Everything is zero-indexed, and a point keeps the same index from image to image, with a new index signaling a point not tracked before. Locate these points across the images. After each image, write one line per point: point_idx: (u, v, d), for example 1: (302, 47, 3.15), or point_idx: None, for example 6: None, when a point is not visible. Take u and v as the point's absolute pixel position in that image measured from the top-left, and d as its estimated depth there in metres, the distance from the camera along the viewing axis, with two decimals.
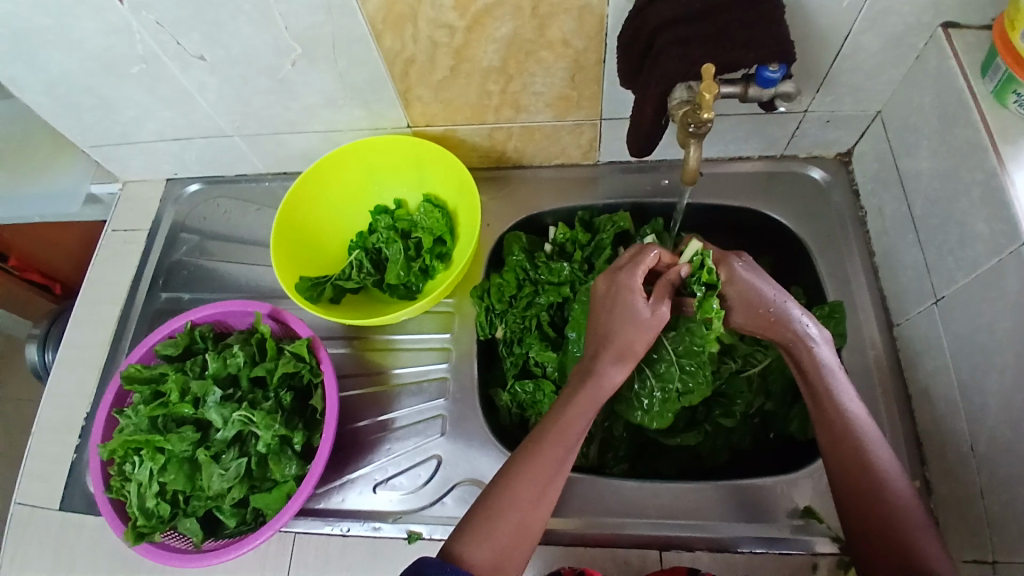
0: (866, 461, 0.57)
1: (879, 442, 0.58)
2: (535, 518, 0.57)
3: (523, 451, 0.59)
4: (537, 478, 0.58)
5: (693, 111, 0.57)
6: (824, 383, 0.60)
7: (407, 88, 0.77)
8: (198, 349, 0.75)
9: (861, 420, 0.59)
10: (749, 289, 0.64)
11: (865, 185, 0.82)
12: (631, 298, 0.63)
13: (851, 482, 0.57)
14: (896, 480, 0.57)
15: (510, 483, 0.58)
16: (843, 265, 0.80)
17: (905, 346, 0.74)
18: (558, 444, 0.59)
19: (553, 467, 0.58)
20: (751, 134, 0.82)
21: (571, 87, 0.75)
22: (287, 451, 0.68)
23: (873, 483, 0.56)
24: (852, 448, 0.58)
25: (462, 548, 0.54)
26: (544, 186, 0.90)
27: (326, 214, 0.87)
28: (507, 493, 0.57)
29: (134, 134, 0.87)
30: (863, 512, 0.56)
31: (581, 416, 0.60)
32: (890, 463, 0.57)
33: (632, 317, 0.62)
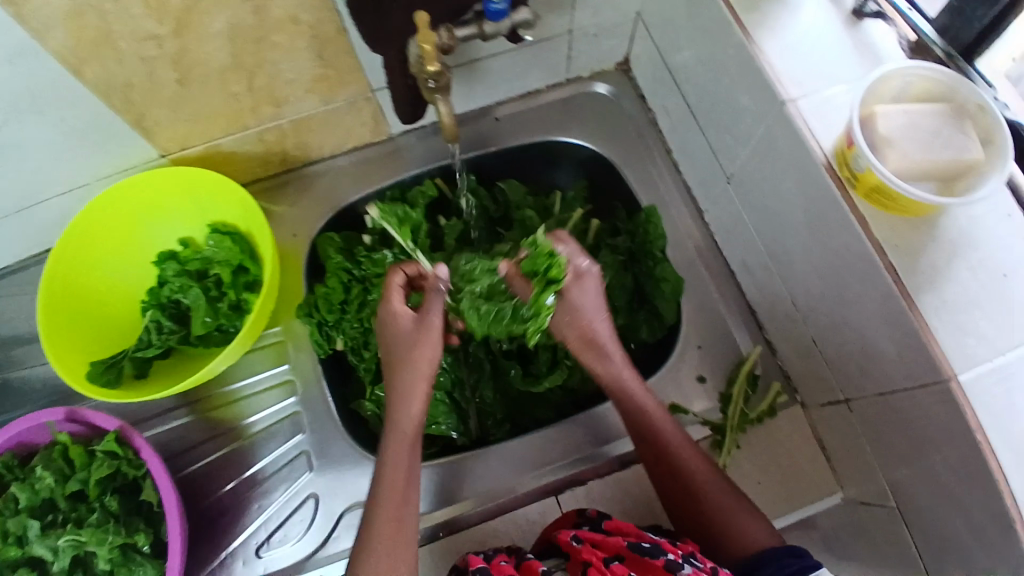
0: (668, 457, 0.64)
1: (665, 419, 0.65)
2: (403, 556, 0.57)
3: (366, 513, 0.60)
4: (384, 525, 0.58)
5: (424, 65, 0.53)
6: (654, 428, 0.65)
7: (140, 116, 0.66)
8: (8, 482, 0.64)
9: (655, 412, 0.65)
10: (578, 305, 0.66)
11: (648, 88, 0.83)
12: (399, 321, 0.64)
13: (665, 481, 0.64)
14: (703, 473, 0.63)
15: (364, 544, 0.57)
16: (649, 169, 0.82)
17: (717, 229, 0.77)
18: (397, 492, 0.60)
19: (399, 507, 0.59)
20: (530, 66, 0.80)
21: (325, 65, 0.68)
22: (136, 558, 0.60)
23: (673, 467, 0.64)
24: (656, 448, 0.65)
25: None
26: (344, 175, 0.84)
27: (103, 282, 0.76)
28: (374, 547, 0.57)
29: None
30: (680, 503, 0.63)
31: (404, 457, 0.62)
32: (682, 443, 0.65)
33: (404, 337, 0.64)
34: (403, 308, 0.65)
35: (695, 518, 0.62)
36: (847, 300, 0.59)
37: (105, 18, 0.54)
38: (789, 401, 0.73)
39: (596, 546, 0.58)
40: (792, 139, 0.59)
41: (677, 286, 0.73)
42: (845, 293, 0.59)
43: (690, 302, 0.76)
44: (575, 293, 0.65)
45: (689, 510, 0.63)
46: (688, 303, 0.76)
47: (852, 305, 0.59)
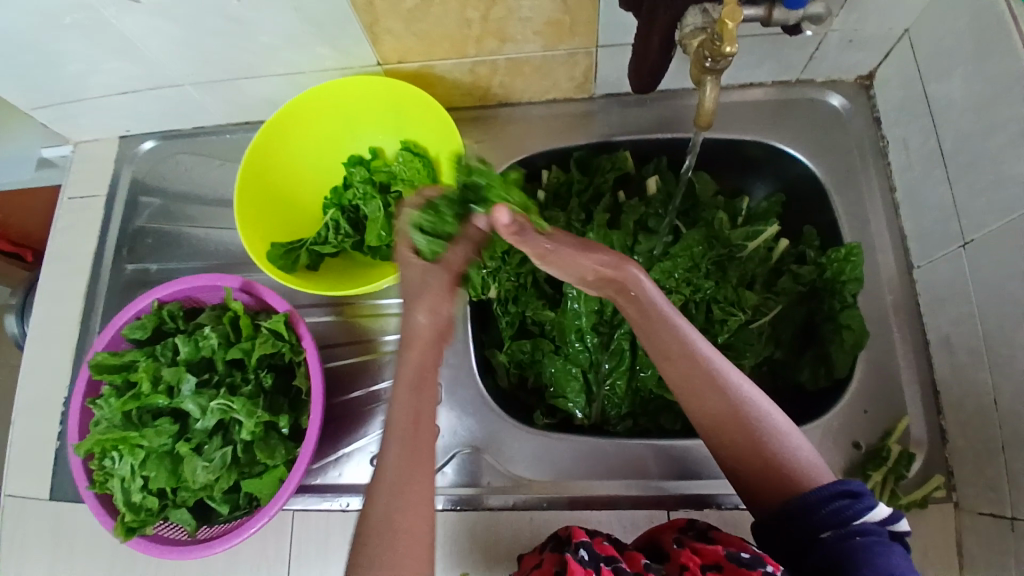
0: (743, 415, 0.51)
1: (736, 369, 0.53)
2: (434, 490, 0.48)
3: (401, 446, 0.48)
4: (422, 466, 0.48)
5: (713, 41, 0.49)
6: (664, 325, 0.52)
7: (374, 21, 0.66)
8: (170, 329, 0.69)
9: (723, 364, 0.52)
10: (649, 300, 0.52)
11: (888, 113, 0.74)
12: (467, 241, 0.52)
13: (732, 444, 0.51)
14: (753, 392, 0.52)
15: (398, 477, 0.47)
16: (862, 203, 0.74)
17: (926, 291, 0.69)
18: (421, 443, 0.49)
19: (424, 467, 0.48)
20: (766, 58, 0.73)
21: (563, 12, 0.65)
22: (274, 435, 0.64)
23: (737, 424, 0.51)
24: (722, 405, 0.51)
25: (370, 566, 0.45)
26: (535, 124, 0.82)
27: (294, 170, 0.79)
28: (399, 481, 0.47)
29: (81, 92, 0.78)
30: (741, 463, 0.51)
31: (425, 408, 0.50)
32: (757, 396, 0.52)
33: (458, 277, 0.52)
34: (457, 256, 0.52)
35: (767, 483, 0.50)
36: None
37: None
38: (942, 497, 0.66)
39: (695, 553, 0.53)
40: None
41: (860, 339, 0.67)
42: None
43: (866, 357, 0.70)
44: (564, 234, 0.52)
45: (761, 475, 0.50)
46: (863, 359, 0.70)
47: None
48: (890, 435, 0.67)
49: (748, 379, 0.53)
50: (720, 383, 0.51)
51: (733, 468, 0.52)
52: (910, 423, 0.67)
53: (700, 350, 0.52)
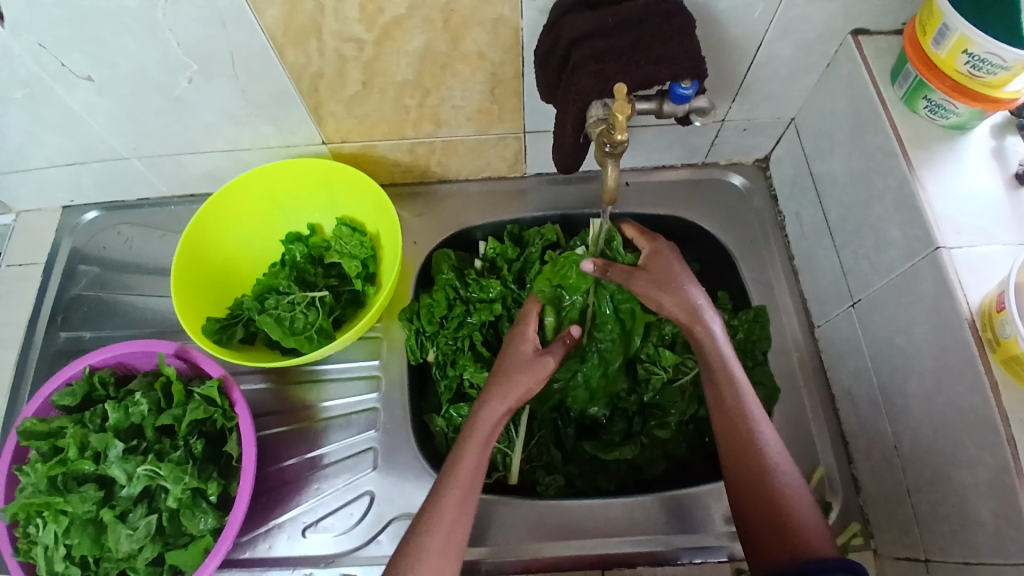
0: (774, 484, 0.57)
1: (784, 457, 0.59)
2: (450, 558, 0.58)
3: (432, 496, 0.60)
4: (444, 520, 0.58)
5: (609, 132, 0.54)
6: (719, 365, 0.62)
7: (317, 104, 0.72)
8: (101, 397, 0.68)
9: (771, 448, 0.59)
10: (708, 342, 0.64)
11: (783, 190, 0.83)
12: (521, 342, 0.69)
13: (750, 498, 0.57)
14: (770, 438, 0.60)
15: (427, 522, 0.58)
16: (766, 270, 0.81)
17: (828, 348, 0.75)
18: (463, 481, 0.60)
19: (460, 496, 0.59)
20: (676, 142, 0.81)
21: (491, 100, 0.72)
22: (202, 504, 0.62)
23: (765, 487, 0.57)
24: (755, 470, 0.58)
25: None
26: (472, 200, 0.87)
27: (232, 248, 0.81)
28: (421, 536, 0.57)
29: (21, 161, 0.80)
30: (755, 525, 0.56)
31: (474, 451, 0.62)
32: (795, 483, 0.57)
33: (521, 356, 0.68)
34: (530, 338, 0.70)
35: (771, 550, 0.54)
36: (957, 463, 0.57)
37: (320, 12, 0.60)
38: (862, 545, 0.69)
39: None
40: (937, 288, 0.57)
41: (770, 395, 0.73)
42: (957, 454, 0.56)
43: (782, 412, 0.75)
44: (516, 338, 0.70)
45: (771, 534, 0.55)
46: (779, 410, 0.75)
47: (961, 465, 0.56)
48: (808, 485, 0.71)
49: (794, 472, 0.58)
50: (762, 457, 0.58)
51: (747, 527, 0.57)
52: (823, 472, 0.72)
53: (750, 426, 0.60)
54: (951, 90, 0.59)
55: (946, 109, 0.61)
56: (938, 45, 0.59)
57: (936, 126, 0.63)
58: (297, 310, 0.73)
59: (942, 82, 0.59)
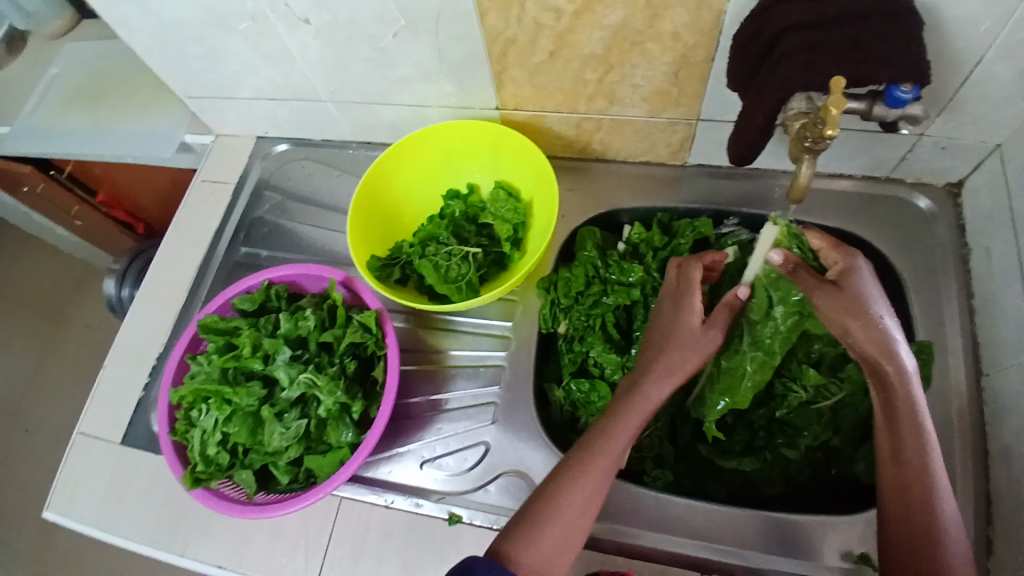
0: (944, 563, 0.51)
1: (960, 533, 0.53)
2: (581, 526, 0.59)
3: (572, 463, 0.61)
4: (587, 486, 0.60)
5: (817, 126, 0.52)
6: (906, 406, 0.55)
7: (502, 70, 0.75)
8: (272, 308, 0.76)
9: (950, 522, 0.53)
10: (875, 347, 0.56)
11: (974, 221, 0.75)
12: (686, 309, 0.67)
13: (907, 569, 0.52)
14: (946, 497, 0.54)
15: (561, 489, 0.60)
16: (939, 305, 0.75)
17: (993, 400, 0.68)
18: (600, 459, 0.61)
19: (596, 481, 0.60)
20: (858, 152, 0.76)
21: (672, 83, 0.71)
22: (346, 418, 0.68)
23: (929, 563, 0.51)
24: (918, 542, 0.52)
25: (510, 550, 0.57)
26: (625, 181, 0.87)
27: (400, 194, 0.87)
28: (558, 501, 0.59)
29: (233, 88, 0.90)
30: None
31: (628, 428, 0.62)
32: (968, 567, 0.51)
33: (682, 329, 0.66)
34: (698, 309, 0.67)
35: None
36: None
37: None
38: None
39: None
40: None
41: None
42: None
43: None
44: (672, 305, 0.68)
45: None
46: None
47: None
48: None
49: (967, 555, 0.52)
50: (931, 529, 0.52)
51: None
52: None
53: (930, 491, 0.54)
54: None
55: None
56: None
57: None
58: (451, 261, 0.78)
59: None
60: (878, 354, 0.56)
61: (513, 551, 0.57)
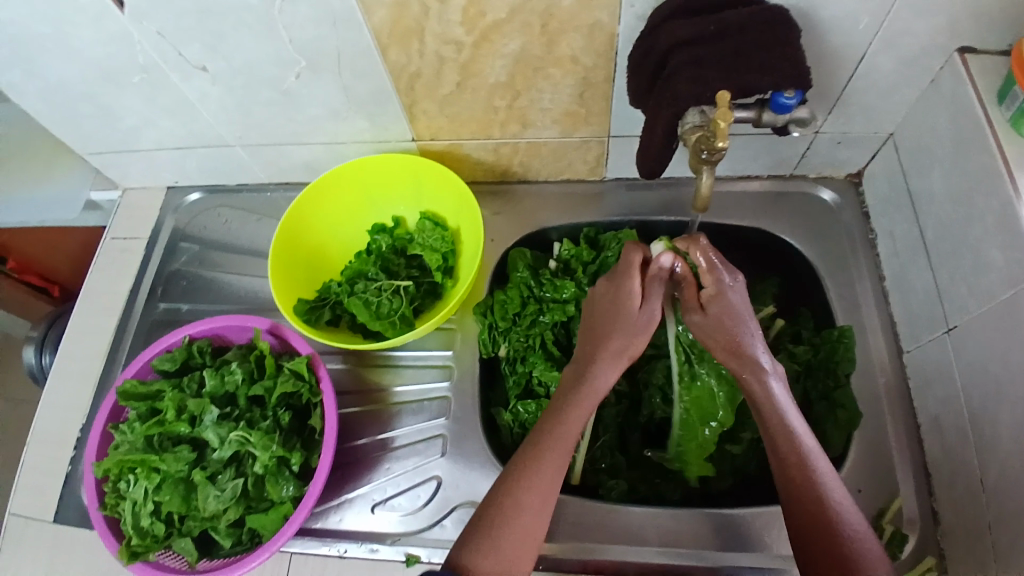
0: (843, 542, 0.53)
1: (850, 507, 0.55)
2: (538, 522, 0.59)
3: (522, 461, 0.61)
4: (539, 481, 0.60)
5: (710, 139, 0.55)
6: (776, 416, 0.59)
7: (412, 102, 0.75)
8: (196, 364, 0.73)
9: (839, 501, 0.55)
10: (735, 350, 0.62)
11: (877, 207, 0.80)
12: (627, 300, 0.66)
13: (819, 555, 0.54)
14: (832, 483, 0.56)
15: (514, 490, 0.59)
16: (853, 288, 0.79)
17: (916, 373, 0.72)
18: (554, 451, 0.61)
19: (551, 473, 0.60)
20: (763, 153, 0.80)
21: (579, 104, 0.73)
22: (285, 472, 0.66)
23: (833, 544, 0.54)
24: (817, 525, 0.55)
25: (468, 558, 0.56)
26: (549, 200, 0.88)
27: (323, 234, 0.85)
28: (511, 502, 0.59)
29: (135, 142, 0.86)
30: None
31: (580, 418, 0.63)
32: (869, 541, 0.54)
33: (625, 317, 0.66)
34: (637, 291, 0.67)
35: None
36: None
37: (425, 14, 0.62)
38: None
39: None
40: None
41: (853, 418, 0.71)
42: None
43: (859, 436, 0.72)
44: (612, 292, 0.68)
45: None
46: (858, 436, 0.72)
47: None
48: (883, 514, 0.69)
49: (864, 528, 0.55)
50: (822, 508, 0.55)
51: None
52: (902, 504, 0.69)
53: (810, 467, 0.57)
54: None
55: None
56: None
57: None
58: (382, 296, 0.77)
59: None
60: (740, 366, 0.62)
61: (471, 561, 0.56)
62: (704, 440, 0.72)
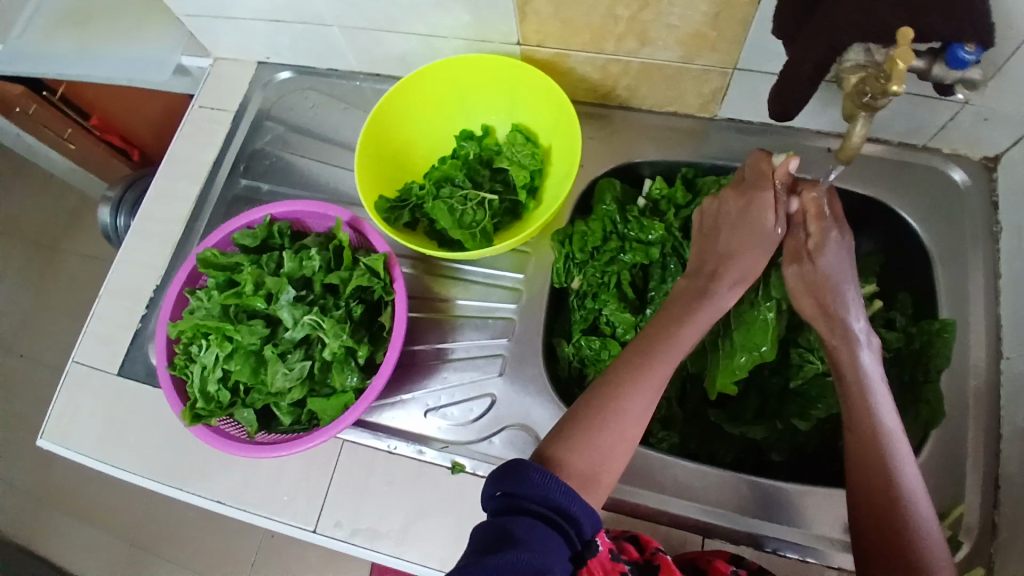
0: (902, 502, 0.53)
1: (913, 467, 0.55)
2: (634, 431, 0.59)
3: (625, 370, 0.60)
4: (643, 392, 0.59)
5: (879, 81, 0.48)
6: (854, 375, 0.60)
7: (527, 0, 0.69)
8: (275, 245, 0.73)
9: (904, 461, 0.55)
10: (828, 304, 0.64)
11: (1010, 198, 0.72)
12: (762, 216, 0.67)
13: (874, 511, 0.54)
14: (901, 442, 0.56)
15: (615, 397, 0.59)
16: (963, 281, 0.73)
17: (1012, 381, 0.67)
18: (659, 358, 0.61)
19: (656, 380, 0.60)
20: (897, 114, 0.73)
21: (710, 26, 0.66)
22: (351, 362, 0.66)
23: (892, 502, 0.54)
24: (880, 482, 0.55)
25: (558, 451, 0.56)
26: (648, 133, 0.83)
27: (410, 132, 0.83)
28: (614, 406, 0.58)
29: (234, 9, 0.84)
30: (878, 541, 0.53)
31: (691, 334, 0.64)
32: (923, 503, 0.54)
33: (761, 234, 0.67)
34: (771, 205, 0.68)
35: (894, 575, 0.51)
36: None
37: None
38: None
39: None
40: None
41: (934, 417, 0.68)
42: None
43: (936, 433, 0.68)
44: (743, 205, 0.68)
45: (892, 557, 0.52)
46: (935, 434, 0.68)
47: None
48: (942, 518, 0.66)
49: (923, 490, 0.55)
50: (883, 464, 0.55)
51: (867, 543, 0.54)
52: (964, 510, 0.66)
53: (882, 425, 0.57)
54: None
55: None
56: None
57: None
58: (465, 205, 0.75)
59: None
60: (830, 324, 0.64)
61: (567, 453, 0.55)
62: (737, 365, 0.69)
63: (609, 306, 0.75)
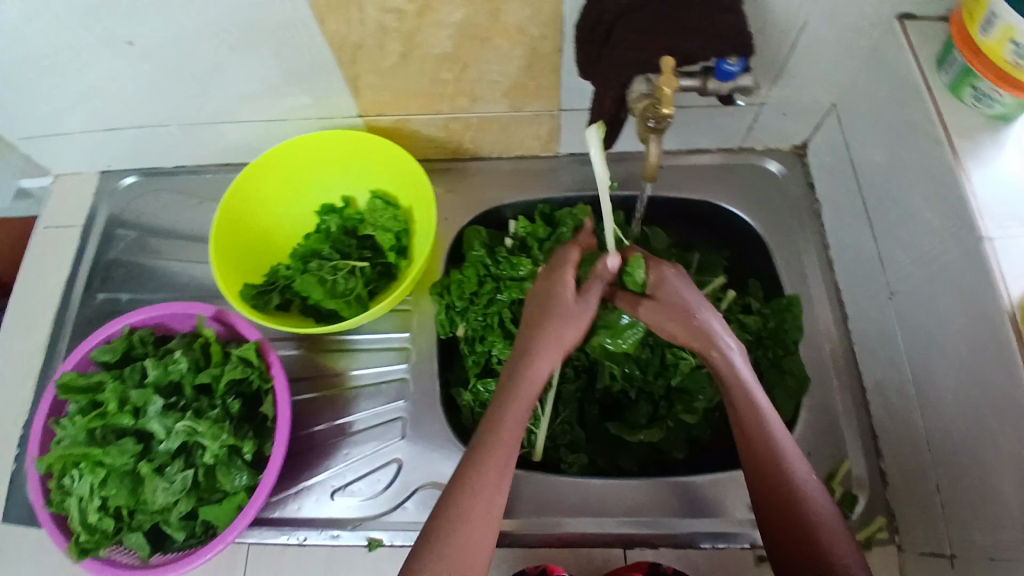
0: (799, 499, 0.54)
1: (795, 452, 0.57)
2: (485, 533, 0.55)
3: (461, 473, 0.57)
4: (483, 491, 0.56)
5: (655, 105, 0.55)
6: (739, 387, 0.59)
7: (355, 76, 0.72)
8: (138, 355, 0.70)
9: (769, 411, 0.58)
10: (673, 298, 0.63)
11: (822, 179, 0.81)
12: (562, 293, 0.63)
13: (770, 492, 0.56)
14: (782, 436, 0.57)
15: (456, 501, 0.55)
16: (801, 259, 0.80)
17: (860, 338, 0.74)
18: (493, 453, 0.58)
19: (495, 476, 0.57)
20: (711, 126, 0.81)
21: (528, 76, 0.72)
22: (237, 461, 0.64)
23: (791, 505, 0.54)
24: (781, 485, 0.55)
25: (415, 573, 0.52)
26: (501, 177, 0.87)
27: (264, 215, 0.82)
28: (455, 515, 0.55)
29: (62, 124, 0.82)
30: (774, 517, 0.55)
31: (512, 421, 0.59)
32: (817, 490, 0.55)
33: (565, 310, 0.63)
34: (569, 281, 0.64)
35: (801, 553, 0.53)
36: (989, 454, 0.55)
37: None
38: (886, 539, 0.68)
39: None
40: (977, 273, 0.56)
41: (800, 383, 0.73)
42: (990, 445, 0.55)
43: (809, 399, 0.74)
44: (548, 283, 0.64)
45: (791, 531, 0.54)
46: (808, 400, 0.74)
47: (992, 458, 0.55)
48: (835, 475, 0.70)
49: (798, 450, 0.57)
50: (765, 443, 0.57)
51: (765, 520, 0.56)
52: (851, 464, 0.71)
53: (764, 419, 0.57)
54: (996, 78, 0.57)
55: (990, 98, 0.59)
56: (984, 32, 0.57)
57: (981, 115, 0.61)
58: (336, 276, 0.75)
59: (987, 69, 0.58)
60: (706, 346, 0.60)
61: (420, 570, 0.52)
62: None
63: (496, 344, 0.77)
